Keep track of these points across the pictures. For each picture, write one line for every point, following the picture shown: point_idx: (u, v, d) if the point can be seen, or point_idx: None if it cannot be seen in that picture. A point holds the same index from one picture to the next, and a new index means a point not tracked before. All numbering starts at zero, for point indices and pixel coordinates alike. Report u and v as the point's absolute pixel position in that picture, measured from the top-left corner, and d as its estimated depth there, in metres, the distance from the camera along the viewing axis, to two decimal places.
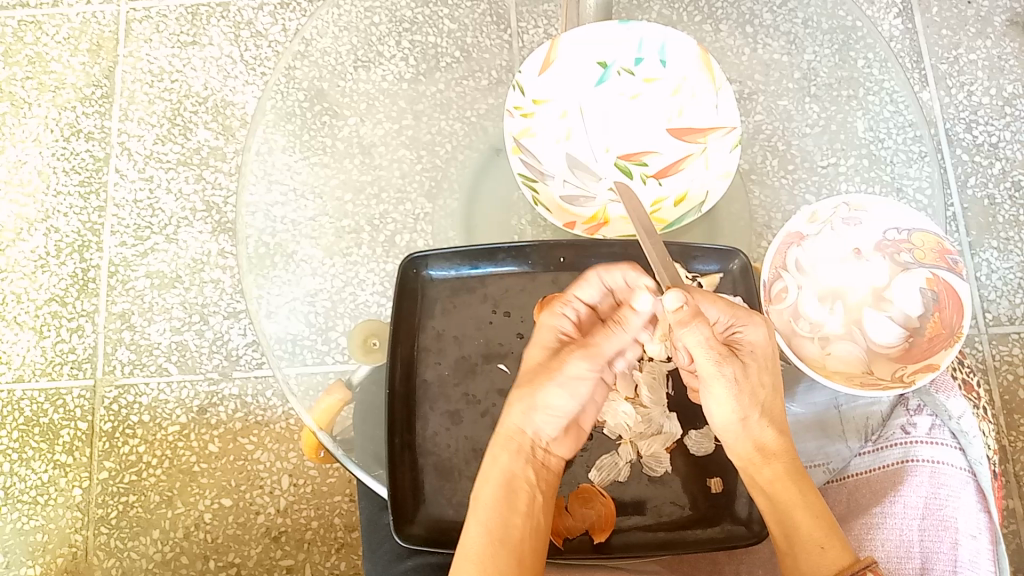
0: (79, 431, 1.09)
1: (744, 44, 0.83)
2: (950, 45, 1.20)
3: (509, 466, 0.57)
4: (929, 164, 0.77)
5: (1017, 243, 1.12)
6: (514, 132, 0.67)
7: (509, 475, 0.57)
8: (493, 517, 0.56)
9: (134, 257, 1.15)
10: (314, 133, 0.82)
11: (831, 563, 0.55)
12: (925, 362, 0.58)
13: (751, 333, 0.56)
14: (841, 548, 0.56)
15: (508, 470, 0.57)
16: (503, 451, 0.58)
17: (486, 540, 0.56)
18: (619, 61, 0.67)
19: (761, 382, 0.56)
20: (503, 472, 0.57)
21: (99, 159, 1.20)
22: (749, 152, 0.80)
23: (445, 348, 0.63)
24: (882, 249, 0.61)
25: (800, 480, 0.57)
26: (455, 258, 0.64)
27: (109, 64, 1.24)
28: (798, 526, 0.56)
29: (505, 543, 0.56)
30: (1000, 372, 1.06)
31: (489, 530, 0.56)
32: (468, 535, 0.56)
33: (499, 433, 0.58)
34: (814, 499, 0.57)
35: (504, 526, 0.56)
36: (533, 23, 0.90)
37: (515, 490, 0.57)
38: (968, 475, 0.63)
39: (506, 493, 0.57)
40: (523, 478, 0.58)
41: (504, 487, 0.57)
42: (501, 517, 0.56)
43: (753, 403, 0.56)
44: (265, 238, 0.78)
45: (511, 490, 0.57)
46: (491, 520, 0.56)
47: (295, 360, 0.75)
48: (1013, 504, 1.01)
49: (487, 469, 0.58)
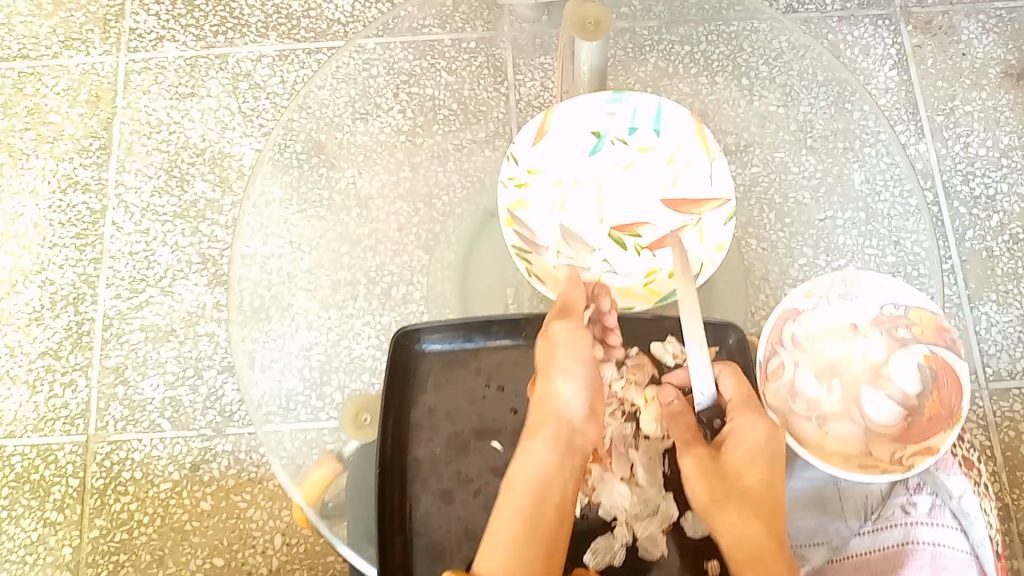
0: (70, 488, 1.08)
1: (741, 96, 0.83)
2: (946, 97, 1.20)
3: (538, 449, 0.60)
4: (925, 217, 0.76)
5: (1016, 296, 1.11)
6: (508, 204, 0.66)
7: (542, 463, 0.59)
8: (525, 508, 0.58)
9: (129, 310, 1.15)
10: (311, 185, 0.81)
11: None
12: (924, 443, 0.57)
13: (746, 425, 0.58)
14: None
15: (538, 456, 0.59)
16: (532, 439, 0.60)
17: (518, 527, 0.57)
18: (613, 130, 0.67)
19: (738, 470, 0.57)
20: (541, 466, 0.59)
21: (95, 212, 1.19)
22: (747, 205, 0.80)
23: (437, 425, 0.62)
24: (879, 323, 0.61)
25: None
26: (449, 331, 0.63)
27: (108, 115, 1.24)
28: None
29: (537, 536, 0.57)
30: (1001, 428, 1.04)
31: (523, 520, 0.58)
32: (494, 535, 0.58)
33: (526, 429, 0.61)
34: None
35: (537, 517, 0.58)
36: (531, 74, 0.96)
37: (551, 479, 0.59)
38: (970, 558, 0.67)
39: (541, 484, 0.59)
40: (557, 468, 0.60)
41: (541, 480, 0.59)
42: (534, 511, 0.58)
43: (726, 487, 0.57)
44: (261, 290, 0.77)
45: (547, 485, 0.59)
46: (525, 511, 0.58)
47: (288, 416, 0.73)
48: (1018, 564, 1.00)
49: (522, 456, 0.60)
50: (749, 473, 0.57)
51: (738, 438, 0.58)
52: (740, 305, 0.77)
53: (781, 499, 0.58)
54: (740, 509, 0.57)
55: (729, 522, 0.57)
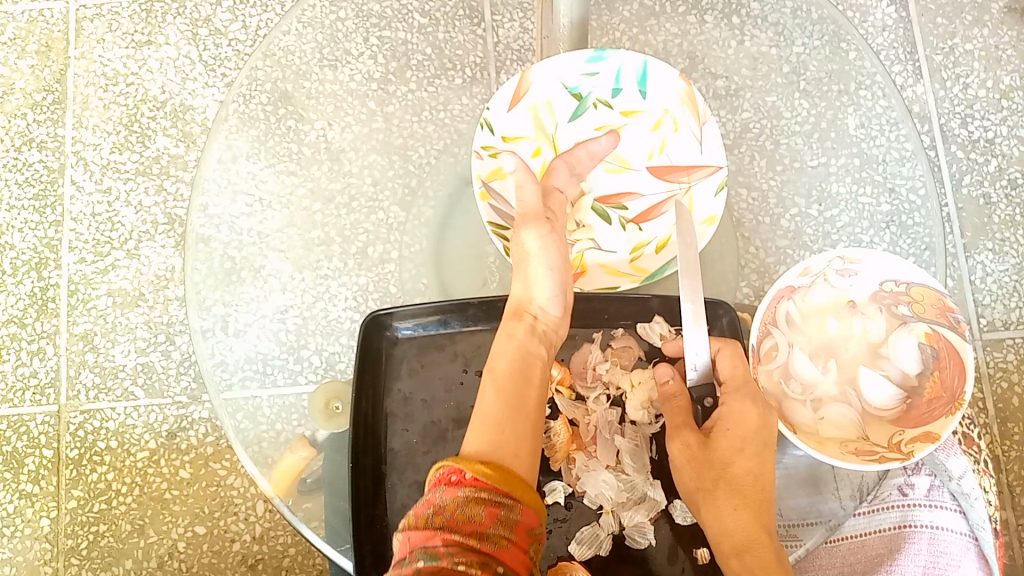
0: (45, 459, 1.05)
1: (731, 36, 0.77)
2: (945, 35, 1.14)
3: (512, 331, 0.57)
4: (921, 162, 0.73)
5: (1013, 244, 1.08)
6: (482, 173, 0.61)
7: (518, 343, 0.57)
8: (507, 384, 0.55)
9: (95, 274, 1.10)
10: (278, 138, 0.76)
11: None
12: (923, 428, 0.54)
13: (735, 409, 0.55)
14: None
15: (513, 335, 0.57)
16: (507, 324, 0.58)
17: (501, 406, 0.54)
18: (595, 92, 0.62)
19: (727, 456, 0.54)
20: (518, 346, 0.56)
21: (53, 170, 1.13)
22: (736, 152, 0.74)
23: (413, 413, 0.59)
24: (878, 300, 0.57)
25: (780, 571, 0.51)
26: (422, 315, 0.60)
27: (60, 66, 1.17)
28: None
29: (521, 412, 0.54)
30: (994, 380, 1.03)
31: (505, 395, 0.54)
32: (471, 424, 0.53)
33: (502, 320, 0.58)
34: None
35: (521, 396, 0.54)
36: (509, 15, 0.97)
37: (528, 361, 0.56)
38: (968, 540, 0.72)
39: (518, 365, 0.56)
40: (535, 351, 0.57)
41: (520, 360, 0.56)
42: (515, 390, 0.55)
43: (714, 474, 0.54)
44: (231, 252, 0.73)
45: (527, 366, 0.56)
46: (507, 387, 0.55)
47: (266, 380, 0.70)
48: (1006, 514, 1.00)
49: (500, 342, 0.57)
50: (737, 461, 0.54)
51: (727, 425, 0.55)
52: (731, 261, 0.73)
53: (772, 489, 0.55)
54: (729, 497, 0.53)
55: (718, 510, 0.53)
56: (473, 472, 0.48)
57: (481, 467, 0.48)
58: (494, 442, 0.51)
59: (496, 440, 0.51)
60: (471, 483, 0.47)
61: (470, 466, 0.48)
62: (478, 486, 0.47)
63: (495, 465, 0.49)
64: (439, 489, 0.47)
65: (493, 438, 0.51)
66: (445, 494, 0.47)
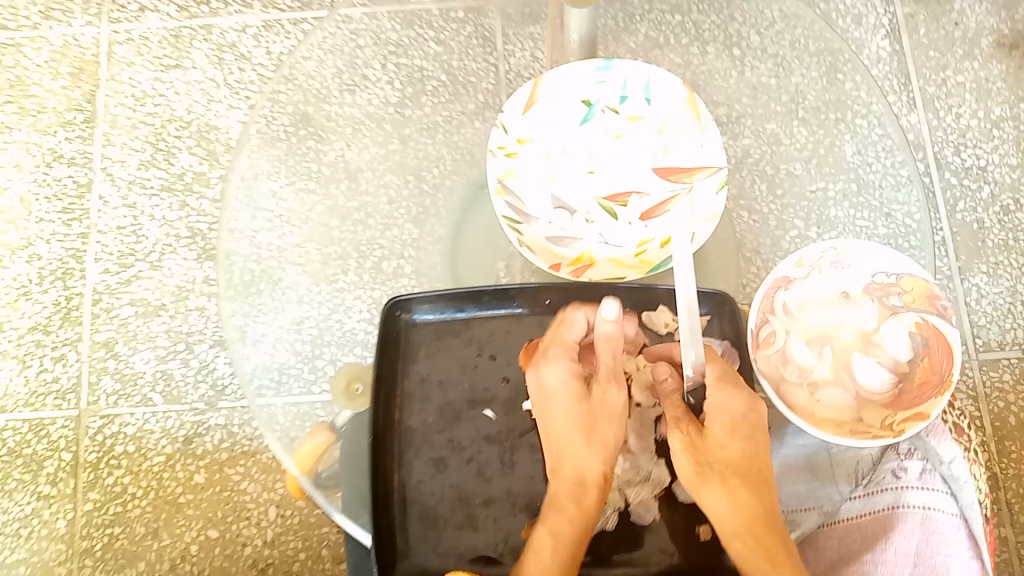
0: (63, 462, 1.08)
1: (731, 67, 0.82)
2: (937, 68, 1.20)
3: (579, 494, 0.58)
4: (915, 189, 0.77)
5: (1006, 267, 1.11)
6: (498, 172, 0.66)
7: (584, 508, 0.58)
8: (562, 548, 0.57)
9: (118, 285, 1.14)
10: (298, 159, 0.80)
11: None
12: (914, 409, 0.57)
13: (724, 399, 0.57)
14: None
15: (578, 497, 0.58)
16: (570, 482, 0.59)
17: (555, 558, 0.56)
18: (603, 99, 0.67)
19: (720, 442, 0.57)
20: (584, 511, 0.58)
21: (82, 185, 1.18)
22: (738, 176, 0.79)
23: (430, 394, 0.63)
24: (871, 292, 0.61)
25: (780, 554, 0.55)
26: (439, 301, 0.63)
27: (91, 88, 1.23)
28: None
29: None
30: (990, 399, 1.05)
31: (562, 561, 0.56)
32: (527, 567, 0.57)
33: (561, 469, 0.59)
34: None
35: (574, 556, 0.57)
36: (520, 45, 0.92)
37: (587, 522, 0.58)
38: (958, 522, 0.65)
39: (579, 527, 0.58)
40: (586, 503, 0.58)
41: (580, 524, 0.58)
42: (571, 551, 0.57)
43: (709, 460, 0.57)
44: (251, 266, 0.76)
45: (585, 529, 0.58)
46: (563, 547, 0.57)
47: (281, 390, 0.73)
48: (1004, 531, 1.01)
49: (562, 501, 0.58)
50: (730, 447, 0.57)
51: (718, 412, 0.57)
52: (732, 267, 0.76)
53: (766, 469, 0.58)
54: (726, 483, 0.56)
55: (717, 497, 0.56)
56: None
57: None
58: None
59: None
60: None
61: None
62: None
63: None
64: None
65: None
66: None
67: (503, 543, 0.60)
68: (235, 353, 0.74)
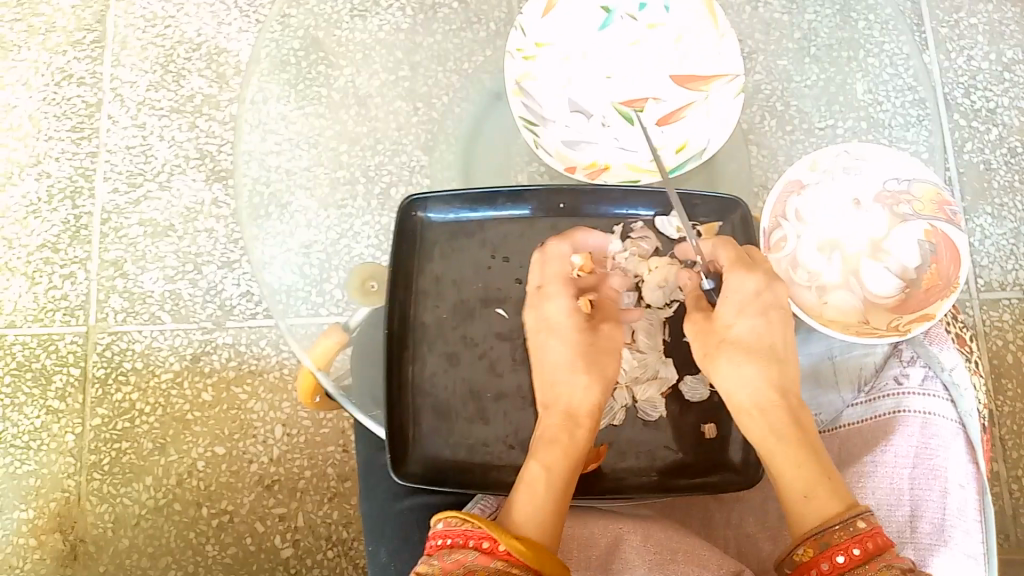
0: (72, 377, 1.09)
1: (745, 1, 0.81)
2: (951, 9, 1.19)
3: (571, 427, 0.59)
4: (928, 128, 0.74)
5: (1011, 209, 1.12)
6: (516, 75, 0.68)
7: (577, 440, 0.59)
8: (555, 481, 0.57)
9: (127, 204, 1.14)
10: (309, 82, 0.78)
11: (816, 512, 0.54)
12: (919, 312, 0.61)
13: (735, 281, 0.59)
14: (829, 496, 0.54)
15: (570, 430, 0.59)
16: (562, 415, 0.60)
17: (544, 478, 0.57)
18: (623, 7, 0.68)
19: (727, 321, 0.59)
20: (576, 444, 0.59)
21: (91, 105, 1.18)
22: (749, 110, 0.78)
23: (443, 292, 0.64)
24: (883, 201, 0.64)
25: (788, 427, 0.57)
26: (453, 202, 0.64)
27: (101, 7, 1.22)
28: (781, 474, 0.56)
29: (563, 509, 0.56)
30: (989, 337, 1.07)
31: (553, 494, 0.56)
32: (521, 494, 0.56)
33: (556, 404, 0.60)
34: (798, 447, 0.56)
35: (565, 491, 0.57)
36: None
37: (579, 456, 0.59)
38: (958, 427, 0.66)
39: (572, 462, 0.58)
40: (575, 437, 0.59)
41: (573, 457, 0.58)
42: (562, 484, 0.57)
43: (715, 340, 0.60)
44: (259, 188, 0.75)
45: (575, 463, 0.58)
46: (552, 483, 0.57)
47: (290, 310, 0.73)
48: (997, 465, 1.04)
49: (557, 433, 0.59)
50: (736, 326, 0.59)
51: (727, 292, 0.59)
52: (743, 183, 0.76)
53: (784, 350, 0.59)
54: (731, 358, 0.58)
55: (723, 373, 0.58)
56: (506, 545, 0.50)
57: (516, 543, 0.50)
58: (543, 526, 0.54)
59: (544, 525, 0.55)
60: (503, 556, 0.50)
61: (504, 537, 0.51)
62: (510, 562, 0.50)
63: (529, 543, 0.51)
64: (471, 553, 0.50)
65: (539, 518, 0.55)
66: (477, 559, 0.50)
67: (512, 435, 0.62)
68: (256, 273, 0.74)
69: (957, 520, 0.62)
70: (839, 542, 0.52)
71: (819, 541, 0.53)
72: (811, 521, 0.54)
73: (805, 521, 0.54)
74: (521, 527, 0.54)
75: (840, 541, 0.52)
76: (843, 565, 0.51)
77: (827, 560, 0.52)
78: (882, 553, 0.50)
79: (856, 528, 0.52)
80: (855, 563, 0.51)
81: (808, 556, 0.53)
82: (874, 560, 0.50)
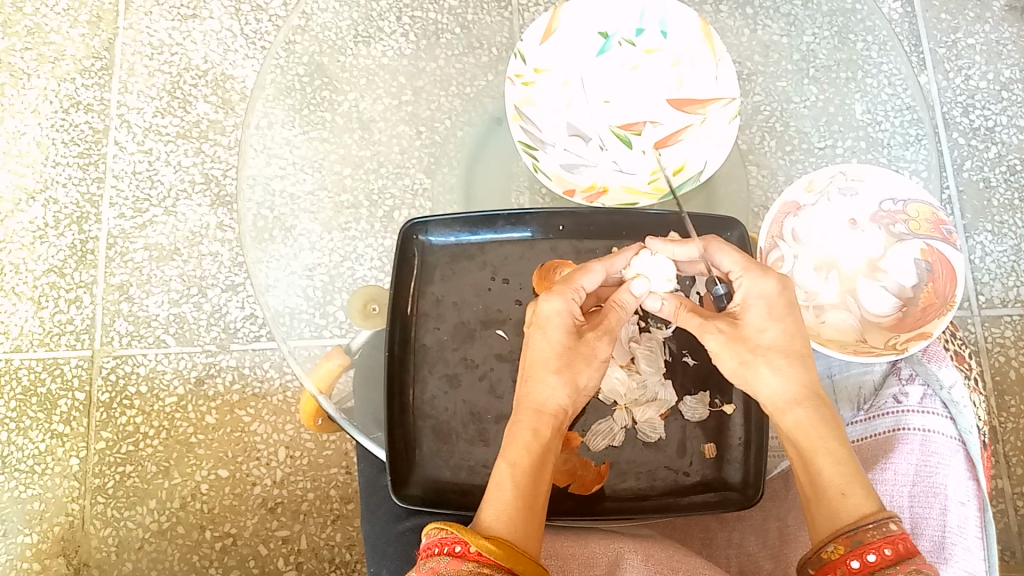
0: (77, 401, 1.09)
1: (745, 25, 0.81)
2: (949, 30, 1.20)
3: (539, 424, 0.57)
4: (927, 147, 0.75)
5: (1011, 227, 1.12)
6: (516, 100, 0.69)
7: (543, 437, 0.57)
8: (523, 480, 0.55)
9: (133, 228, 1.15)
10: (313, 108, 0.79)
11: (852, 510, 0.54)
12: (917, 330, 0.62)
13: (757, 284, 0.59)
14: (865, 495, 0.54)
15: (537, 427, 0.57)
16: (531, 412, 0.58)
17: (514, 472, 0.56)
18: (620, 32, 0.70)
19: (756, 327, 0.59)
20: (540, 441, 0.57)
21: (98, 131, 1.20)
22: (745, 133, 0.77)
23: (444, 314, 0.65)
24: (878, 220, 0.66)
25: (827, 426, 0.57)
26: (453, 225, 0.65)
27: (109, 36, 1.24)
28: (820, 471, 0.56)
29: (533, 509, 0.55)
30: (992, 354, 1.07)
31: (521, 493, 0.55)
32: (492, 494, 0.55)
33: (529, 404, 0.58)
34: (841, 447, 0.56)
35: (533, 490, 0.55)
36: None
37: (544, 454, 0.57)
38: (958, 444, 0.66)
39: (537, 456, 0.56)
40: (545, 439, 0.57)
41: (538, 455, 0.56)
42: (528, 480, 0.55)
43: (749, 345, 0.59)
44: (264, 211, 0.76)
45: (542, 462, 0.57)
46: (523, 481, 0.55)
47: (293, 332, 0.73)
48: (1001, 483, 1.03)
49: (522, 429, 0.57)
50: (767, 331, 0.59)
51: (752, 299, 0.59)
52: (741, 204, 0.77)
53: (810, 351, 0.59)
54: (771, 363, 0.58)
55: (764, 378, 0.58)
56: (477, 545, 0.50)
57: (484, 542, 0.50)
58: (515, 525, 0.53)
59: (515, 523, 0.53)
60: (475, 557, 0.50)
61: (474, 539, 0.51)
62: (482, 561, 0.50)
63: (498, 541, 0.51)
64: (443, 559, 0.50)
65: (508, 516, 0.53)
66: (449, 564, 0.50)
67: None
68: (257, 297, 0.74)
69: (956, 537, 0.61)
70: (872, 540, 0.52)
71: (852, 538, 0.52)
72: (846, 519, 0.53)
73: (838, 520, 0.54)
74: (492, 528, 0.53)
75: (873, 539, 0.51)
76: (874, 564, 0.51)
77: (857, 558, 0.52)
78: (913, 556, 0.50)
79: (888, 529, 0.52)
80: (888, 563, 0.50)
81: (839, 553, 0.53)
82: (906, 563, 0.50)
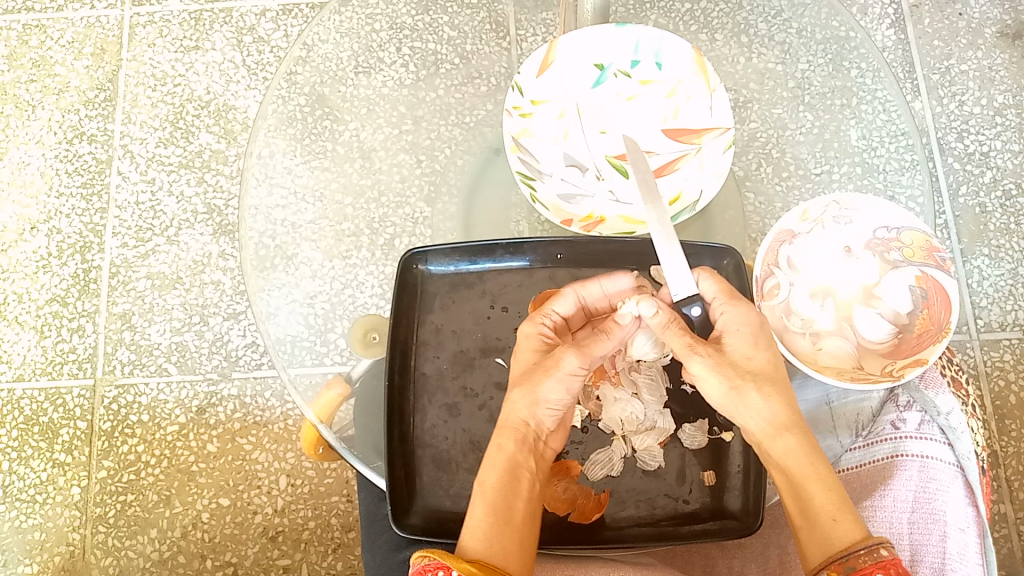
0: (78, 430, 1.10)
1: (740, 53, 0.82)
2: (942, 56, 1.21)
3: (517, 449, 0.60)
4: (922, 173, 0.76)
5: (1008, 251, 1.13)
6: (513, 132, 0.71)
7: (520, 463, 0.60)
8: (495, 497, 0.58)
9: (135, 258, 1.16)
10: (315, 137, 0.80)
11: (842, 536, 0.55)
12: (914, 356, 0.62)
13: (730, 315, 0.60)
14: (855, 522, 0.56)
15: (512, 452, 0.60)
16: (503, 433, 0.61)
17: (489, 519, 0.57)
18: (616, 63, 0.71)
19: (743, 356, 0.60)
20: (506, 456, 0.60)
21: (102, 161, 1.21)
22: (744, 158, 0.79)
23: (443, 342, 0.65)
24: (872, 248, 0.67)
25: (812, 451, 0.58)
26: (452, 254, 0.66)
27: (113, 67, 1.26)
28: (812, 498, 0.57)
29: (508, 523, 0.57)
30: (991, 377, 1.07)
31: (493, 509, 0.57)
32: (472, 514, 0.57)
33: (503, 424, 0.61)
34: (830, 473, 0.58)
35: (507, 507, 0.58)
36: (532, 31, 0.87)
37: (518, 476, 0.59)
38: (956, 470, 0.66)
39: (509, 480, 0.59)
40: (521, 462, 0.60)
41: (508, 473, 0.59)
42: (502, 499, 0.58)
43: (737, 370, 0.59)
44: (266, 240, 0.77)
45: (514, 477, 0.59)
46: (495, 500, 0.58)
47: (294, 360, 0.74)
48: (1003, 507, 1.02)
49: (489, 453, 0.60)
50: (755, 356, 0.60)
51: (730, 331, 0.60)
52: (739, 231, 0.77)
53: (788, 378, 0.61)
54: (761, 390, 0.59)
55: (750, 403, 0.59)
56: (459, 570, 0.53)
57: (467, 567, 0.53)
58: (489, 543, 0.56)
59: (490, 539, 0.56)
60: None
61: (457, 563, 0.53)
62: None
63: (483, 564, 0.54)
64: None
65: (483, 536, 0.56)
66: None
67: None
68: (257, 324, 0.75)
69: (956, 564, 0.62)
70: (864, 566, 0.53)
71: (845, 565, 0.54)
72: (837, 547, 0.55)
73: (830, 547, 0.55)
74: (468, 550, 0.55)
75: (865, 566, 0.53)
76: None
77: None
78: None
79: (879, 555, 0.53)
80: None
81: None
82: None
